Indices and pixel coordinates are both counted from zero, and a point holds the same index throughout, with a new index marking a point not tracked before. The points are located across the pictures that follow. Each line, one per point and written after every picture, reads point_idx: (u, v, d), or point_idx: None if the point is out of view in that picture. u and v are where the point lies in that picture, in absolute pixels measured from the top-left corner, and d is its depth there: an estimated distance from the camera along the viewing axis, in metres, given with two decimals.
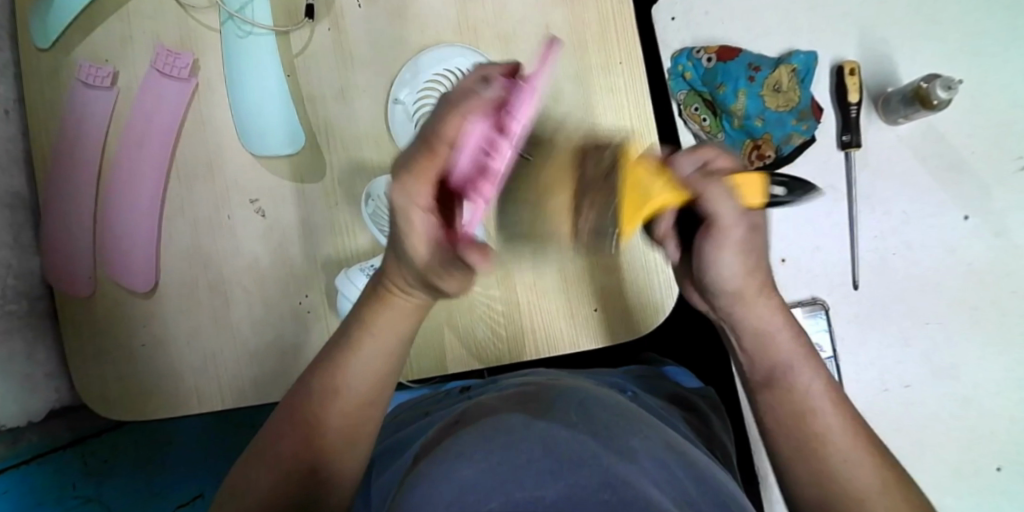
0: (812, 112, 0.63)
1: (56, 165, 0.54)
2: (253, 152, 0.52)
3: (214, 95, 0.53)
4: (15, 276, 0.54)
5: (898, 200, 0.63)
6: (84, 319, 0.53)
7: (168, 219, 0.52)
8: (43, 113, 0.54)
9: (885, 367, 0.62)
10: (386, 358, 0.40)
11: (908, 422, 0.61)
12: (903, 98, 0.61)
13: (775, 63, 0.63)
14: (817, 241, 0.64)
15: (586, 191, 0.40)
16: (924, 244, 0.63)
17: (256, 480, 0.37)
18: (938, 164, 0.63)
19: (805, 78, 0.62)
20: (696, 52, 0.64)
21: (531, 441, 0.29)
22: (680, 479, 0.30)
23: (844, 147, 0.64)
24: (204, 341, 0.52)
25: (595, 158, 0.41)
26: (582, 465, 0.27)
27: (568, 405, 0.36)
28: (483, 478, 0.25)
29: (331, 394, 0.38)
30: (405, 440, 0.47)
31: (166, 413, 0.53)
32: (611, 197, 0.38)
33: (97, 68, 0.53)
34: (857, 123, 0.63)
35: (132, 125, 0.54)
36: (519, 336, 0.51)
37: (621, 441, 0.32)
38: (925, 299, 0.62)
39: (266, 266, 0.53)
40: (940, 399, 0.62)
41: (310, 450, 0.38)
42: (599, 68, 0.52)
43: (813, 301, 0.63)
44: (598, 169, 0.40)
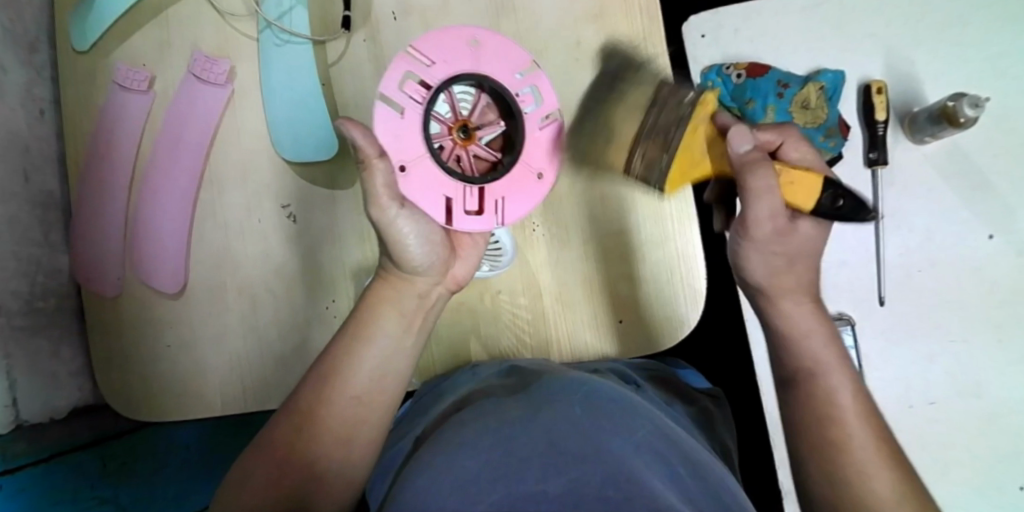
0: (840, 129, 0.63)
1: (89, 165, 0.55)
2: (286, 158, 0.53)
3: (250, 101, 0.54)
4: (42, 273, 0.55)
5: (924, 216, 0.64)
6: (110, 318, 0.54)
7: (199, 223, 0.53)
8: (80, 115, 0.55)
9: (910, 384, 0.62)
10: (396, 355, 0.40)
11: (931, 440, 0.61)
12: (930, 116, 0.62)
13: (804, 80, 0.64)
14: (844, 255, 0.64)
15: (644, 138, 0.41)
16: (948, 261, 0.63)
17: (252, 469, 0.36)
18: (960, 183, 0.64)
19: (832, 96, 0.63)
20: (725, 68, 0.64)
21: (531, 440, 0.31)
22: (679, 473, 0.31)
23: (872, 165, 0.64)
24: (223, 343, 0.53)
25: (670, 103, 0.41)
26: (590, 462, 0.28)
27: (572, 395, 0.37)
28: (482, 471, 0.29)
29: (332, 391, 0.38)
30: (407, 428, 0.46)
31: (176, 412, 0.53)
32: (662, 154, 0.39)
33: (135, 73, 0.54)
34: (884, 141, 0.63)
35: (166, 128, 0.55)
36: (545, 347, 0.51)
37: (629, 440, 0.33)
38: (949, 316, 0.63)
39: (285, 268, 0.53)
40: (965, 416, 0.62)
41: (301, 445, 0.37)
42: (629, 83, 0.53)
43: (839, 317, 0.63)
44: (666, 113, 0.40)
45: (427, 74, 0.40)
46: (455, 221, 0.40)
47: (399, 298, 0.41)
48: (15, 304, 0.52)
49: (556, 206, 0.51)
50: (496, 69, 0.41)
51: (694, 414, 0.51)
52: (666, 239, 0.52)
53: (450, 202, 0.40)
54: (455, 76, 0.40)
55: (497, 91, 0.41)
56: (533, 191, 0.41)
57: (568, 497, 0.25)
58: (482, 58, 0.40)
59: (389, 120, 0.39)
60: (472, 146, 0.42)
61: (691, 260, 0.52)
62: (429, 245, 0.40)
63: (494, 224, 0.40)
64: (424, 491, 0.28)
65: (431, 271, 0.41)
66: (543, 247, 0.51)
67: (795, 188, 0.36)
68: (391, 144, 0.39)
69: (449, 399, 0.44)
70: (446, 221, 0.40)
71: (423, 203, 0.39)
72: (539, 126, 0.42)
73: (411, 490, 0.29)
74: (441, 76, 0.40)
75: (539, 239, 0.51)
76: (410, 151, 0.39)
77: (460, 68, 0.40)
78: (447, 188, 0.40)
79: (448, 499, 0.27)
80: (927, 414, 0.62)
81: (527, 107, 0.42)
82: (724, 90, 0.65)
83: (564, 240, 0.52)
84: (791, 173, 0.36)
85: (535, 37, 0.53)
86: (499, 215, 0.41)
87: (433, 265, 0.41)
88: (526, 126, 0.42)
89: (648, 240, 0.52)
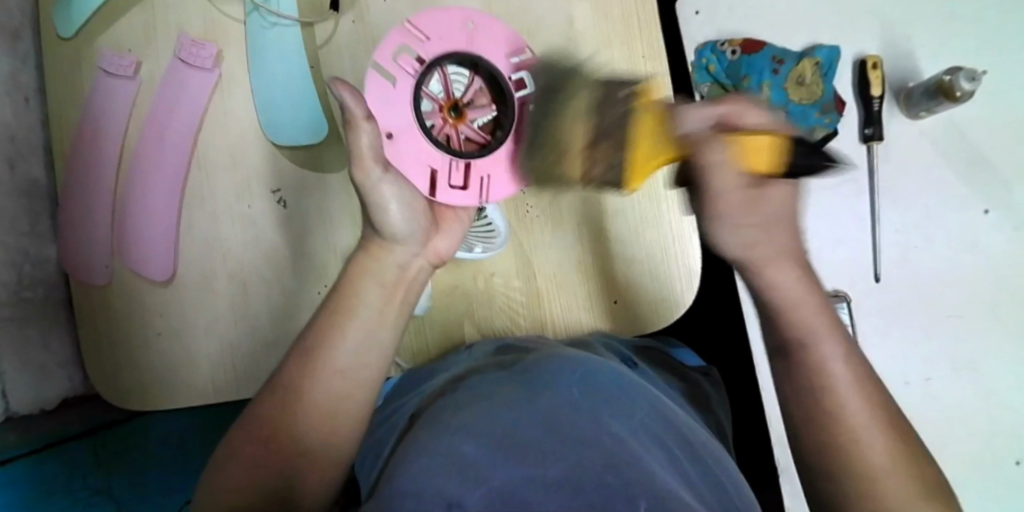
0: (835, 105, 0.64)
1: (76, 152, 0.54)
2: (275, 142, 0.52)
3: (238, 85, 0.53)
4: (31, 263, 0.54)
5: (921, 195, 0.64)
6: (99, 307, 0.53)
7: (189, 209, 0.53)
8: (65, 102, 0.54)
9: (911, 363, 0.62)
10: (381, 327, 0.40)
11: (931, 417, 0.61)
12: (925, 91, 0.62)
13: (799, 56, 0.64)
14: (837, 233, 0.64)
15: (599, 139, 0.39)
16: (946, 238, 0.63)
17: (239, 449, 0.36)
18: (957, 161, 0.64)
19: (828, 72, 0.64)
20: (721, 45, 0.65)
21: (530, 427, 0.30)
22: (677, 460, 0.31)
23: (867, 140, 0.64)
24: (213, 330, 0.52)
25: (607, 102, 0.39)
26: (588, 454, 0.28)
27: (569, 377, 0.37)
28: (480, 454, 0.28)
29: (317, 367, 0.37)
30: (401, 405, 0.46)
31: (168, 400, 0.53)
32: (617, 155, 0.38)
33: (121, 58, 0.53)
34: (880, 117, 0.64)
35: (153, 114, 0.54)
36: (540, 329, 0.51)
37: (627, 426, 0.32)
38: (949, 294, 0.63)
39: (274, 252, 0.53)
40: (966, 396, 0.61)
41: (286, 422, 0.36)
42: (622, 63, 0.52)
43: (836, 293, 0.63)
44: (608, 119, 0.38)
45: (421, 50, 0.42)
46: (438, 192, 0.41)
47: (381, 270, 0.40)
48: (3, 295, 0.51)
49: None
50: (488, 52, 0.42)
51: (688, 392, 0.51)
52: (662, 219, 0.51)
53: (434, 173, 0.41)
54: (449, 55, 0.42)
55: (489, 73, 0.43)
56: (518, 170, 0.43)
57: (569, 489, 0.25)
58: (476, 40, 0.42)
59: (383, 89, 0.41)
60: (462, 126, 0.44)
61: (688, 240, 0.51)
62: (410, 211, 0.41)
63: (476, 200, 0.42)
64: (421, 471, 0.27)
65: (412, 240, 0.41)
66: (538, 227, 0.51)
67: (752, 155, 0.34)
68: (383, 111, 0.41)
69: (445, 376, 0.44)
70: (429, 191, 0.41)
71: (408, 171, 0.41)
72: (529, 111, 0.43)
73: (404, 472, 0.28)
74: (435, 52, 0.42)
75: (533, 220, 0.51)
76: (398, 120, 0.41)
77: (453, 48, 0.42)
78: (432, 159, 0.41)
79: (446, 484, 0.26)
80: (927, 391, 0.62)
81: (517, 91, 0.43)
82: (719, 67, 0.65)
83: (559, 221, 0.51)
84: (744, 138, 0.34)
85: (527, 16, 0.52)
86: (483, 192, 0.42)
87: (413, 234, 0.41)
88: (515, 110, 0.42)
89: (644, 220, 0.51)
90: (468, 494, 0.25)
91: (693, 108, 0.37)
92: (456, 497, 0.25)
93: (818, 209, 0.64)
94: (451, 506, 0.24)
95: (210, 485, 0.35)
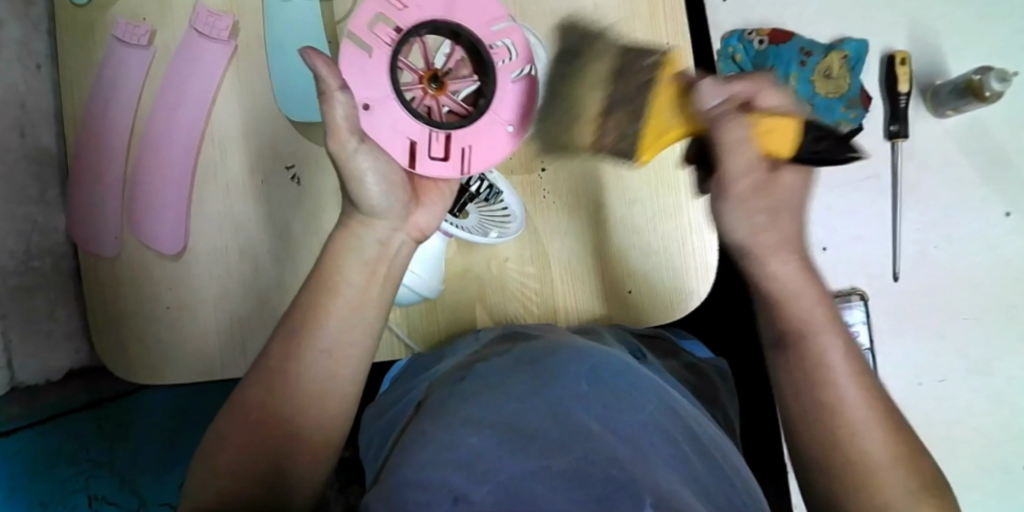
0: (860, 101, 0.66)
1: (87, 120, 0.53)
2: (293, 118, 0.52)
3: (254, 58, 0.52)
4: (39, 233, 0.54)
5: (942, 195, 0.66)
6: (107, 280, 0.53)
7: (201, 183, 0.52)
8: (77, 69, 0.53)
9: (921, 361, 0.66)
10: (370, 308, 0.39)
11: (939, 415, 0.64)
12: (954, 90, 0.64)
13: (826, 49, 0.66)
14: (857, 231, 0.67)
15: (613, 106, 0.45)
16: (965, 239, 0.66)
17: (229, 432, 0.36)
18: (979, 162, 0.66)
19: (855, 66, 0.66)
20: (747, 35, 0.67)
21: (537, 418, 0.30)
22: (684, 450, 0.31)
23: (892, 137, 0.66)
24: (215, 306, 0.52)
25: (632, 68, 0.45)
26: (594, 448, 0.27)
27: (579, 367, 0.36)
28: (487, 447, 0.28)
29: (302, 347, 0.37)
30: (408, 387, 0.46)
31: (172, 376, 0.52)
32: (633, 125, 0.44)
33: (135, 26, 0.52)
34: (905, 113, 0.66)
35: (167, 84, 0.53)
36: (551, 313, 0.51)
37: (635, 418, 0.32)
38: (963, 294, 0.66)
39: (276, 228, 0.52)
40: (973, 396, 0.65)
41: (276, 404, 0.36)
42: (644, 49, 0.51)
43: (851, 291, 0.66)
44: (626, 81, 0.45)
45: (398, 17, 0.38)
46: (417, 163, 0.38)
47: (361, 246, 0.39)
48: (11, 264, 0.51)
49: (569, 172, 0.51)
50: (467, 19, 0.39)
51: (695, 382, 0.51)
52: (679, 207, 0.51)
53: (414, 145, 0.38)
54: (428, 22, 0.38)
55: (469, 43, 0.39)
56: (501, 139, 0.40)
57: (570, 480, 0.25)
58: (456, 6, 0.39)
59: (356, 59, 0.37)
60: (443, 97, 0.41)
61: (703, 231, 0.51)
62: (387, 185, 0.38)
63: (458, 172, 0.39)
64: (428, 460, 0.28)
65: (390, 215, 0.39)
66: (552, 212, 0.51)
67: (773, 139, 0.37)
68: (356, 81, 0.37)
69: (453, 363, 0.44)
70: (408, 163, 0.38)
71: (385, 142, 0.38)
72: (511, 78, 0.40)
73: (412, 460, 0.29)
74: (414, 19, 0.38)
75: (548, 205, 0.51)
76: (375, 89, 0.38)
77: (432, 15, 0.38)
78: (410, 130, 0.38)
79: (451, 475, 0.27)
80: (937, 389, 0.65)
81: (498, 61, 0.40)
82: (745, 57, 0.67)
83: (573, 208, 0.51)
84: (768, 121, 0.37)
85: None
86: (465, 164, 0.39)
87: (392, 208, 0.39)
88: (498, 80, 0.40)
89: (659, 210, 0.51)
90: (473, 487, 0.26)
91: (711, 86, 0.38)
92: (461, 490, 0.26)
93: (833, 212, 0.67)
94: (457, 500, 0.25)
95: (204, 467, 0.35)
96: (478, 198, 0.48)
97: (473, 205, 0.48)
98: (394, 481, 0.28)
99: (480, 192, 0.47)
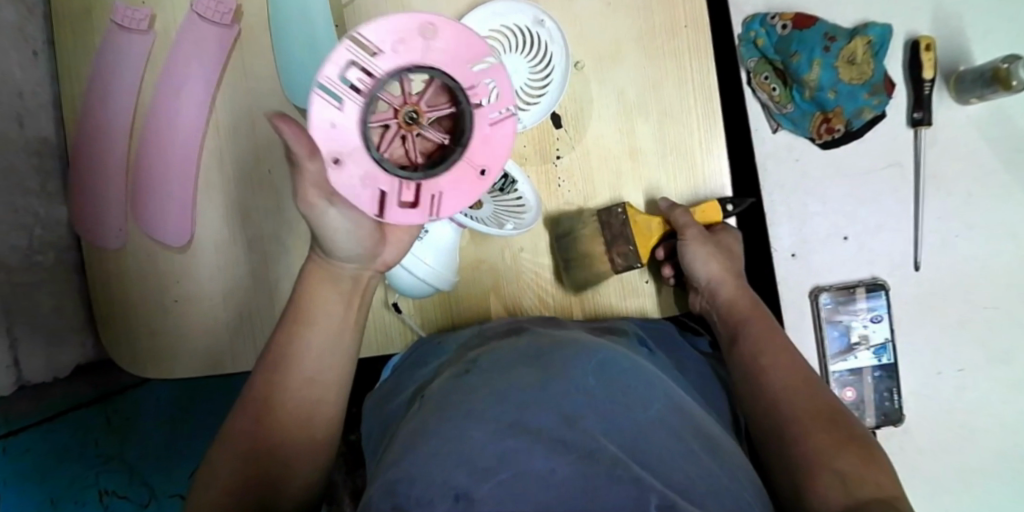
0: (884, 87, 0.65)
1: (87, 110, 0.52)
2: (299, 106, 0.50)
3: (258, 43, 0.51)
4: (41, 226, 0.52)
5: (965, 182, 0.68)
6: (112, 272, 0.52)
7: (206, 174, 0.51)
8: (74, 57, 0.51)
9: (941, 352, 0.69)
10: (344, 335, 0.39)
11: (955, 401, 0.68)
12: (980, 78, 0.65)
13: (850, 34, 0.65)
14: (879, 220, 0.69)
15: (612, 243, 0.49)
16: (987, 228, 0.68)
17: (219, 466, 0.35)
18: (1001, 152, 0.68)
19: (879, 51, 0.64)
20: (770, 19, 0.67)
21: (541, 414, 0.30)
22: (696, 452, 0.30)
23: (915, 125, 0.67)
24: (205, 308, 0.51)
25: (611, 220, 0.49)
26: (599, 453, 0.27)
27: (584, 365, 0.35)
28: (492, 441, 0.27)
29: (283, 375, 0.37)
30: (412, 377, 0.45)
31: (174, 369, 0.52)
32: (628, 245, 0.48)
33: (134, 11, 0.51)
34: (929, 100, 0.66)
35: (169, 70, 0.51)
36: (567, 302, 0.51)
37: (642, 420, 0.31)
38: (983, 281, 0.68)
39: (278, 223, 0.51)
40: (993, 383, 0.68)
41: (265, 433, 0.36)
42: (663, 31, 0.49)
43: (874, 281, 0.69)
44: (613, 228, 0.48)
45: (373, 63, 0.32)
46: (386, 213, 0.34)
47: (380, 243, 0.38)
48: (14, 260, 0.49)
49: (584, 160, 0.50)
50: (448, 62, 0.33)
51: (707, 373, 0.50)
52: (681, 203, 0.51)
53: (383, 195, 0.34)
54: (405, 69, 0.33)
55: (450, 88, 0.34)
56: (473, 187, 0.36)
57: (577, 482, 0.25)
58: (436, 49, 0.33)
59: (326, 113, 0.33)
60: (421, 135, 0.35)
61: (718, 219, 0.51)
62: (357, 230, 0.35)
63: (426, 219, 0.36)
64: (430, 454, 0.27)
65: (357, 258, 0.37)
66: (568, 201, 0.51)
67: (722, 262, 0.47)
68: (323, 134, 0.33)
69: (454, 356, 0.43)
70: (377, 213, 0.34)
71: (354, 197, 0.34)
72: (489, 121, 0.35)
73: (413, 452, 0.28)
74: (389, 67, 0.33)
75: (562, 194, 0.50)
76: (344, 142, 0.33)
77: (411, 60, 0.33)
78: (381, 179, 0.34)
79: (454, 471, 0.25)
80: (956, 378, 0.68)
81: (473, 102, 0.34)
82: (767, 41, 0.68)
83: (590, 197, 0.50)
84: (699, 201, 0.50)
85: None
86: (434, 210, 0.35)
87: (360, 254, 0.37)
88: (475, 124, 0.35)
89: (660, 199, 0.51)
90: (477, 485, 0.25)
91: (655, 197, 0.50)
92: (464, 487, 0.25)
93: (850, 204, 0.69)
94: (460, 497, 0.24)
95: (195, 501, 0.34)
96: (493, 188, 0.46)
97: (488, 194, 0.47)
98: (395, 470, 0.27)
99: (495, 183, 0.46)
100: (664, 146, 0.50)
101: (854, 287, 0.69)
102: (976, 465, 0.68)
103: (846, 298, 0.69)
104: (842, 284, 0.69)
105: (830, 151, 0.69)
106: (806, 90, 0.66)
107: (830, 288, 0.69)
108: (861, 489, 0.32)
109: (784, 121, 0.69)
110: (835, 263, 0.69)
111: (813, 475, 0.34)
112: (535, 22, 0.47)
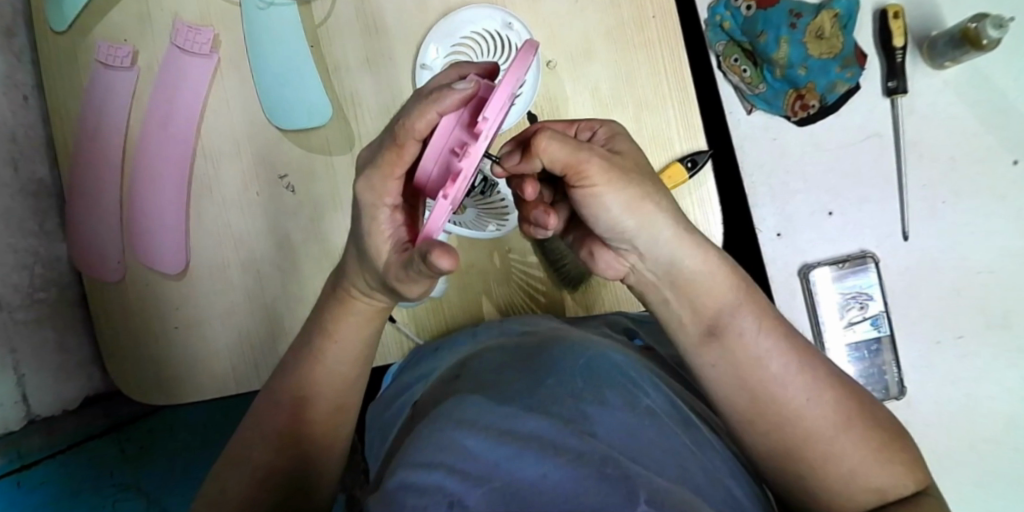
0: (856, 59, 0.66)
1: (79, 149, 0.53)
2: (281, 127, 0.51)
3: (238, 70, 0.52)
4: (43, 264, 0.53)
5: (948, 148, 0.68)
6: (115, 304, 0.53)
7: (197, 200, 0.52)
8: (64, 98, 0.53)
9: (939, 320, 0.69)
10: (354, 360, 0.40)
11: (957, 368, 0.68)
12: (951, 41, 0.65)
13: (817, 8, 0.65)
14: (862, 192, 0.70)
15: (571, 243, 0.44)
16: (972, 192, 0.68)
17: (230, 486, 0.38)
18: (984, 114, 0.67)
19: (848, 23, 0.65)
20: (733, 2, 0.68)
21: (534, 421, 0.29)
22: (683, 453, 0.30)
23: (890, 94, 0.67)
24: (206, 335, 0.52)
25: None
26: (588, 456, 0.26)
27: (572, 365, 0.35)
28: (485, 450, 0.27)
29: (302, 401, 0.40)
30: (407, 387, 0.45)
31: (181, 397, 0.53)
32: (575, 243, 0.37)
33: (118, 49, 0.52)
34: (902, 68, 0.66)
35: (155, 103, 0.52)
36: (556, 297, 0.53)
37: (633, 421, 0.31)
38: (974, 245, 0.68)
39: (267, 247, 0.52)
40: (994, 348, 0.68)
41: (284, 453, 0.39)
42: (632, 22, 0.50)
43: (863, 254, 0.70)
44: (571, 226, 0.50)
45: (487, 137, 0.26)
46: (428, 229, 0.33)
47: None
48: (16, 299, 0.51)
49: None
50: None
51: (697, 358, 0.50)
52: None
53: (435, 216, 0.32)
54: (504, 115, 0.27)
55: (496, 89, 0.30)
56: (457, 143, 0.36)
57: (574, 484, 0.24)
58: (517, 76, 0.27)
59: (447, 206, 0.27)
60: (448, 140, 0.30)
61: (705, 204, 0.51)
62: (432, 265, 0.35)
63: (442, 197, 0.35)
64: (422, 461, 0.27)
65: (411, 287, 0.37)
66: None
67: None
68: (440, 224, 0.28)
69: (450, 361, 0.43)
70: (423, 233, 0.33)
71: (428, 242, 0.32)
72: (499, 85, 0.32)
73: (408, 461, 0.27)
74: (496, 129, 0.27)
75: None
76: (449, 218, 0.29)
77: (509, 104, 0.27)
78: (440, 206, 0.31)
79: (446, 478, 0.25)
80: (955, 345, 0.68)
81: (462, 86, 0.28)
82: (734, 23, 0.68)
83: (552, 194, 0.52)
84: (662, 172, 0.49)
85: None
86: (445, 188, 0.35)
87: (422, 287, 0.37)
88: None
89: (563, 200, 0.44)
90: (469, 491, 0.24)
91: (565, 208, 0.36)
92: (458, 494, 0.24)
93: (831, 180, 0.70)
94: (453, 504, 0.24)
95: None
96: (474, 191, 0.48)
97: (470, 198, 0.49)
98: (392, 480, 0.27)
99: (474, 186, 0.48)
100: (640, 137, 0.50)
101: (842, 262, 0.70)
102: (986, 432, 0.67)
103: (835, 273, 0.70)
104: (830, 259, 0.70)
105: (808, 128, 0.69)
106: (778, 68, 0.67)
107: (820, 265, 0.70)
108: (866, 476, 0.31)
109: (758, 102, 0.69)
110: (824, 239, 0.70)
111: (811, 462, 0.32)
112: (505, 26, 0.50)
